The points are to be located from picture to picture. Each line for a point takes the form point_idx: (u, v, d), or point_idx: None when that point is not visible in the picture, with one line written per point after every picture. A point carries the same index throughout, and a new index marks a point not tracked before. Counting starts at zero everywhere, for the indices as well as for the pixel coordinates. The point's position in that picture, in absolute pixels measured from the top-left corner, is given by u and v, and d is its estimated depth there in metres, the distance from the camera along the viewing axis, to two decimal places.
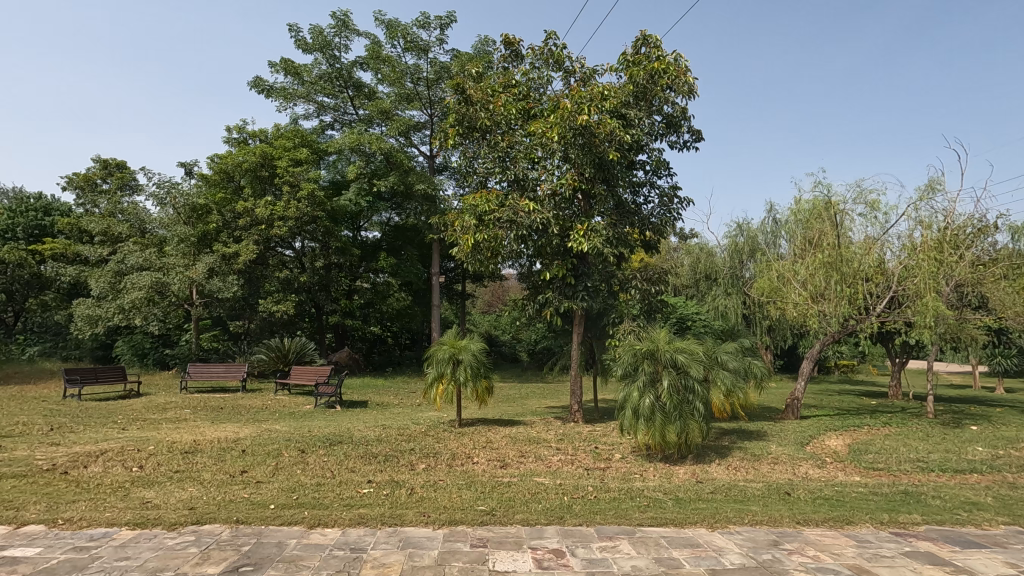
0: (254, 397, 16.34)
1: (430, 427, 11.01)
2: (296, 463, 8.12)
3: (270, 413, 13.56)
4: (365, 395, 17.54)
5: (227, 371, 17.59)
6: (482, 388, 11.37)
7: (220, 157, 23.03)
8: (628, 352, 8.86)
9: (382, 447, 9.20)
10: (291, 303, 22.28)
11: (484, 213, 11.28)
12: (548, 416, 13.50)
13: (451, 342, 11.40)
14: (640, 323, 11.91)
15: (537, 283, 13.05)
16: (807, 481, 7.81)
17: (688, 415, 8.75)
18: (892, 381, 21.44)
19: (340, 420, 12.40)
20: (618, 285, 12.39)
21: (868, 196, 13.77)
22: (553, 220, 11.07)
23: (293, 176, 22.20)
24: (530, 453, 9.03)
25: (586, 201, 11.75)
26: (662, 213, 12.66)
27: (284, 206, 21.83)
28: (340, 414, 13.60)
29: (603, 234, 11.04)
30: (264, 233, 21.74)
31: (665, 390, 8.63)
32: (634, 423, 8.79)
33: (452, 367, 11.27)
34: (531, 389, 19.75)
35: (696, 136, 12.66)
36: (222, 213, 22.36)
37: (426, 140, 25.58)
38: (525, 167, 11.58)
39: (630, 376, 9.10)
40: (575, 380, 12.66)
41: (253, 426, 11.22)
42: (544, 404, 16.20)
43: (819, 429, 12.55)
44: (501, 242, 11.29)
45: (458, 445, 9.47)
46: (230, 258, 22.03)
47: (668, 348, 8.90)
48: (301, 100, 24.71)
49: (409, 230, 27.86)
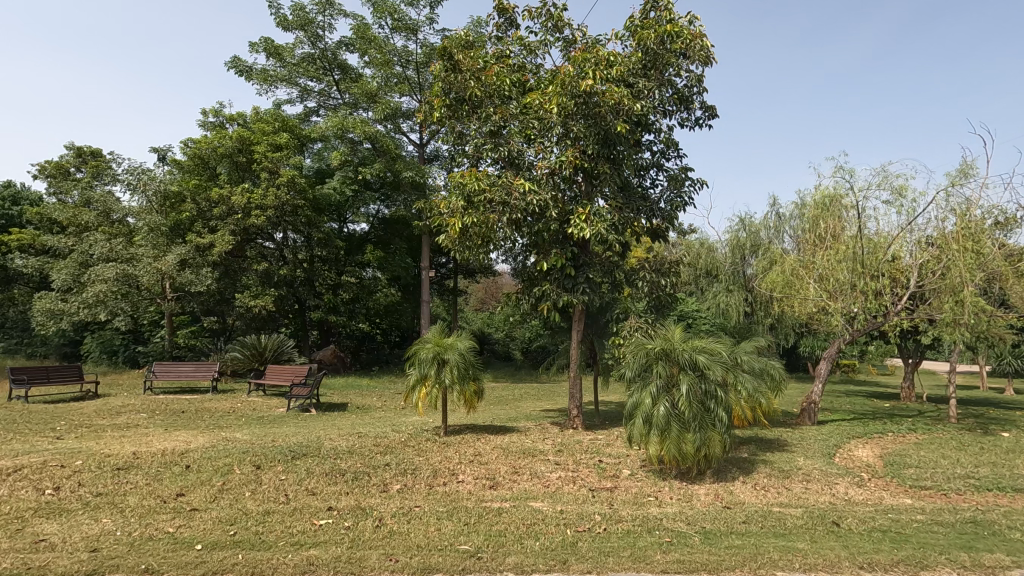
0: (224, 399, 14.98)
1: (411, 436, 9.73)
2: (246, 484, 6.81)
3: (237, 418, 12.24)
4: (345, 397, 16.24)
5: (196, 371, 16.24)
6: (471, 392, 10.12)
7: (194, 142, 21.57)
8: (639, 351, 7.66)
9: (352, 461, 7.92)
10: (270, 298, 20.90)
11: (474, 195, 9.99)
12: (544, 422, 12.25)
13: (436, 341, 10.13)
14: (648, 320, 10.67)
15: (532, 274, 11.80)
16: (854, 506, 6.59)
17: (709, 426, 7.52)
18: (904, 382, 20.39)
19: (312, 427, 11.10)
20: (623, 277, 11.15)
21: (895, 181, 12.60)
22: (551, 203, 9.82)
23: (273, 162, 20.79)
24: (524, 470, 7.78)
25: (589, 181, 10.48)
26: (672, 197, 11.46)
27: (263, 194, 20.44)
28: (314, 419, 12.27)
29: (607, 219, 9.83)
30: (241, 223, 20.35)
31: (682, 396, 7.40)
32: (646, 435, 7.56)
33: (438, 368, 10.00)
34: (525, 390, 18.51)
35: (709, 112, 11.51)
36: (197, 201, 20.96)
37: (415, 126, 24.19)
38: (520, 143, 10.30)
39: (641, 379, 7.87)
40: (574, 382, 11.41)
41: (210, 435, 9.88)
42: (539, 408, 14.95)
43: (842, 438, 11.38)
44: (493, 228, 10.00)
45: (441, 459, 8.19)
46: (206, 249, 20.71)
47: (685, 348, 7.66)
48: (281, 83, 23.33)
49: (398, 223, 26.43)
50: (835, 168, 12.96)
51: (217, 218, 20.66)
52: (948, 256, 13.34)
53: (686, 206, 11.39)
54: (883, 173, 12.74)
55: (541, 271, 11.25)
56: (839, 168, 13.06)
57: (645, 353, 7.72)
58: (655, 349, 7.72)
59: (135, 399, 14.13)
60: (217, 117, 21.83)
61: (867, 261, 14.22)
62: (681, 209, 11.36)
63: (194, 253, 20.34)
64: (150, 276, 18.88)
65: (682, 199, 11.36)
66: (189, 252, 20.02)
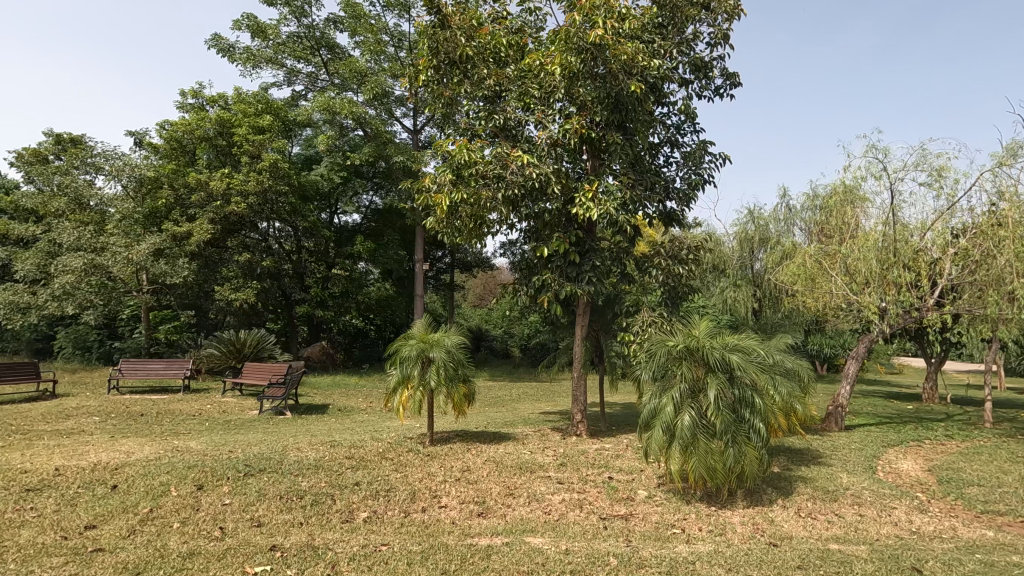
0: (194, 400, 13.69)
1: (391, 447, 8.46)
2: (179, 511, 5.55)
3: (201, 422, 10.95)
4: (328, 397, 14.96)
5: (166, 369, 14.97)
6: (460, 395, 8.84)
7: (171, 125, 20.22)
8: (658, 350, 6.37)
9: (316, 480, 6.65)
10: (252, 291, 19.61)
11: (464, 169, 8.73)
12: (544, 428, 10.99)
13: (421, 336, 8.83)
14: (662, 313, 9.40)
15: (531, 261, 10.51)
16: (928, 543, 5.33)
17: (744, 440, 6.21)
18: (927, 382, 19.11)
19: (283, 434, 9.82)
20: (634, 265, 9.87)
21: (936, 160, 11.32)
22: (553, 178, 8.57)
23: (254, 145, 19.48)
24: (521, 490, 6.52)
25: (596, 156, 9.19)
26: (688, 177, 10.13)
27: (243, 179, 19.15)
28: (287, 424, 10.99)
29: (617, 197, 8.58)
30: (221, 211, 19.05)
31: (711, 405, 6.12)
32: (667, 449, 6.29)
33: (423, 367, 8.73)
34: (524, 391, 17.25)
35: (731, 81, 10.24)
36: (174, 187, 19.61)
37: (408, 110, 22.87)
38: (518, 111, 9.04)
39: (662, 382, 6.59)
40: (577, 383, 10.16)
41: (162, 444, 8.60)
42: (538, 410, 13.68)
43: (880, 448, 10.11)
44: (486, 206, 8.74)
45: (423, 476, 6.93)
46: (183, 239, 19.36)
47: (716, 345, 6.34)
48: (266, 63, 22.03)
49: (391, 213, 25.09)
50: (867, 146, 11.70)
51: (195, 205, 19.35)
52: (990, 244, 12.10)
53: (706, 185, 10.05)
54: (921, 151, 11.48)
55: (541, 257, 10.00)
56: (870, 147, 11.81)
57: (665, 353, 6.41)
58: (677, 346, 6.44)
59: (94, 400, 12.84)
60: (197, 98, 20.47)
61: (900, 250, 12.94)
62: (700, 190, 10.01)
63: (170, 242, 19.04)
64: (120, 266, 17.55)
65: (702, 179, 10.02)
66: (164, 241, 18.70)
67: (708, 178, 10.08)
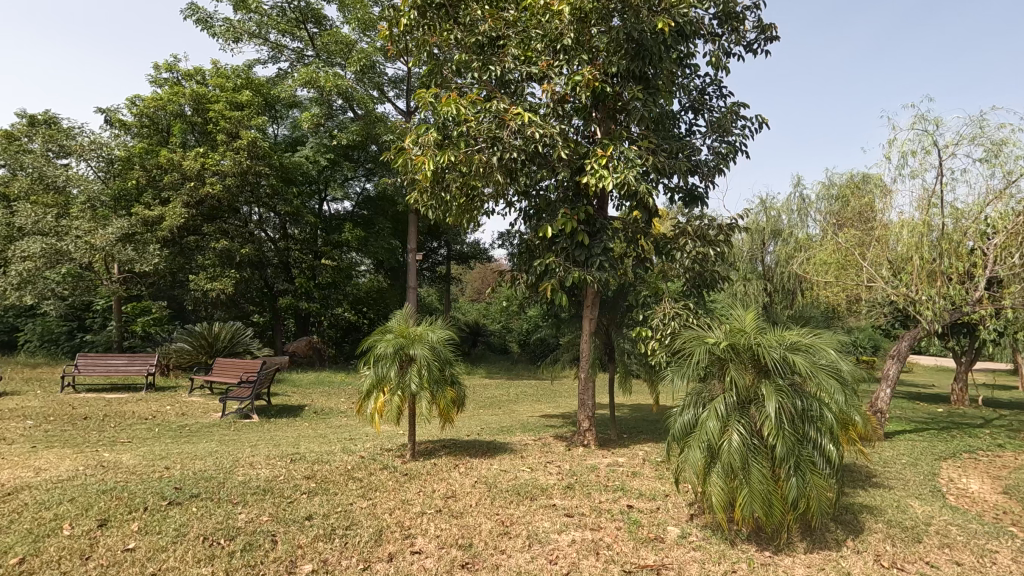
0: (155, 400, 12.27)
1: (362, 462, 7.05)
2: (58, 564, 4.13)
3: (152, 427, 9.49)
4: (307, 398, 13.54)
5: (128, 365, 13.54)
6: (448, 400, 7.38)
7: (143, 101, 18.64)
8: (697, 352, 4.99)
9: (259, 511, 5.24)
10: (230, 281, 18.14)
11: (452, 129, 7.27)
12: (546, 436, 9.57)
13: (400, 329, 7.39)
14: (688, 304, 7.96)
15: (532, 244, 9.05)
16: None
17: (810, 468, 4.76)
18: (957, 383, 17.70)
19: (241, 443, 8.38)
20: (654, 247, 8.41)
21: (998, 130, 9.89)
22: (561, 140, 7.14)
23: (232, 122, 18.03)
24: (518, 527, 5.10)
25: (609, 117, 7.75)
26: (717, 148, 8.56)
27: (219, 158, 17.70)
28: (250, 430, 9.53)
29: (637, 163, 7.15)
30: (195, 193, 17.58)
31: (768, 421, 4.68)
32: (708, 475, 4.90)
33: (403, 367, 7.29)
34: (522, 391, 15.84)
35: (766, 34, 8.78)
36: (146, 167, 18.09)
37: (400, 88, 21.42)
38: (519, 61, 7.55)
39: (704, 390, 5.19)
40: (585, 386, 8.75)
41: (88, 457, 7.16)
42: (537, 414, 12.24)
43: (935, 463, 8.70)
44: (479, 172, 7.30)
45: (395, 505, 5.51)
46: (154, 223, 17.89)
47: (773, 342, 4.91)
48: (249, 37, 20.50)
49: (383, 200, 23.66)
50: (915, 116, 10.30)
51: (168, 186, 17.88)
52: None
53: (737, 158, 8.52)
54: (978, 121, 10.06)
55: (544, 237, 8.57)
56: (916, 117, 10.42)
57: (706, 353, 5.01)
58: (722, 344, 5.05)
59: (40, 400, 11.39)
60: (172, 72, 18.90)
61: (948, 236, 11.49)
62: (730, 164, 8.46)
63: (141, 227, 17.56)
64: (82, 252, 16.03)
65: (736, 148, 8.43)
66: (134, 225, 17.20)
67: (740, 147, 8.49)
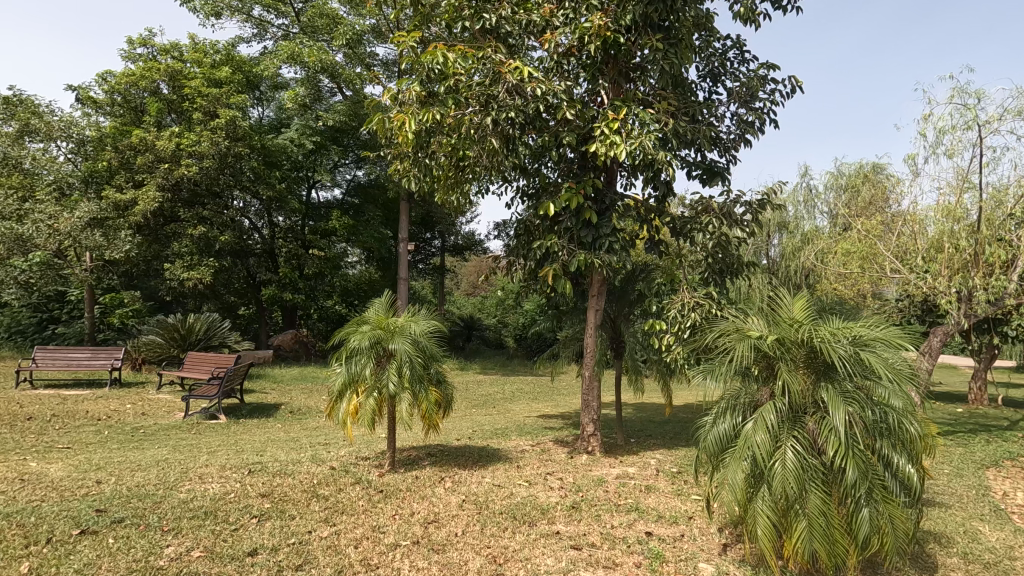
0: (118, 397, 11.21)
1: (333, 474, 6.04)
2: None
3: (103, 429, 8.43)
4: (286, 395, 12.51)
5: (92, 359, 12.48)
6: (433, 402, 6.35)
7: (115, 77, 17.40)
8: (739, 348, 4.01)
9: (192, 543, 4.22)
10: (208, 270, 17.04)
11: (439, 86, 6.23)
12: (545, 441, 8.59)
13: (378, 320, 6.37)
14: (709, 293, 6.96)
15: (530, 225, 8.02)
16: None
17: (885, 496, 3.73)
18: (976, 382, 16.81)
19: (199, 450, 7.34)
20: (670, 229, 7.39)
21: None
22: (565, 99, 6.10)
23: (210, 100, 16.93)
24: (514, 565, 4.12)
25: (621, 77, 6.72)
26: (742, 116, 7.45)
27: (196, 138, 16.64)
28: (215, 433, 8.51)
29: (653, 127, 6.12)
30: (170, 175, 16.44)
31: (831, 434, 3.69)
32: (751, 501, 3.91)
33: (381, 364, 6.28)
34: (518, 389, 14.85)
35: None
36: (119, 148, 16.92)
37: (390, 67, 20.40)
38: (517, 10, 6.49)
39: (744, 394, 4.23)
40: (590, 386, 7.78)
41: (13, 466, 6.11)
42: (534, 415, 11.24)
43: (982, 473, 7.75)
44: (470, 137, 6.27)
45: (364, 534, 4.52)
46: (127, 208, 16.77)
47: (837, 337, 3.91)
48: (230, 13, 19.34)
49: (373, 187, 22.59)
50: (954, 88, 9.31)
51: (141, 169, 16.73)
52: None
53: (765, 128, 7.40)
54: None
55: (545, 217, 7.56)
56: (955, 90, 9.41)
57: (749, 348, 4.03)
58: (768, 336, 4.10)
59: None
60: (147, 47, 17.70)
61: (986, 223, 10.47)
62: (757, 134, 7.34)
63: (112, 212, 16.43)
64: (46, 238, 14.66)
65: (763, 116, 7.30)
66: (104, 209, 16.07)
67: (769, 115, 7.37)
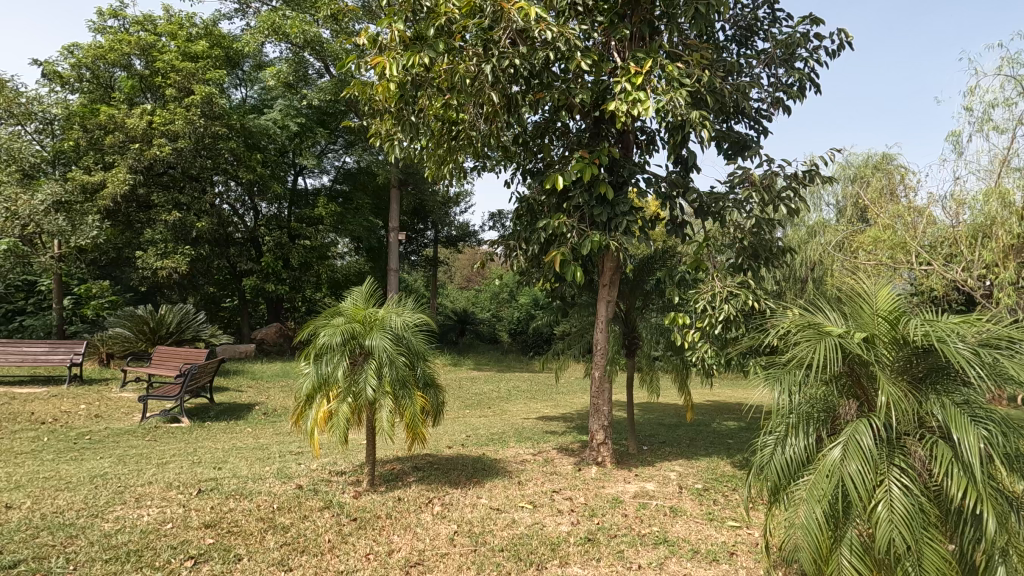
0: (76, 396, 10.13)
1: (298, 496, 5.03)
2: None
3: (45, 435, 7.36)
4: (263, 394, 11.47)
5: (49, 354, 11.34)
6: (418, 409, 5.35)
7: (82, 50, 16.18)
8: (820, 350, 3.08)
9: None
10: (184, 259, 15.90)
11: (428, 28, 5.19)
12: (548, 449, 7.61)
13: (355, 311, 5.38)
14: (744, 281, 5.97)
15: (534, 204, 7.00)
16: None
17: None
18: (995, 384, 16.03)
19: (150, 462, 6.30)
20: (698, 208, 6.37)
21: None
22: (579, 45, 5.09)
23: (185, 76, 15.78)
24: None
25: (644, 27, 5.70)
26: (779, 77, 6.41)
27: (170, 116, 15.52)
28: (173, 440, 7.46)
29: (686, 81, 5.12)
30: (142, 156, 15.30)
31: (951, 468, 2.74)
32: (838, 553, 2.96)
33: (357, 363, 5.29)
34: (515, 388, 13.88)
35: None
36: (86, 127, 15.71)
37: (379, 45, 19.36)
38: None
39: (816, 410, 3.29)
40: (601, 388, 6.80)
41: None
42: (534, 418, 10.28)
43: None
44: (464, 91, 5.24)
45: None
46: (95, 191, 15.59)
47: (955, 337, 2.95)
48: None
49: (362, 173, 21.51)
50: (1005, 57, 8.34)
51: (111, 149, 15.56)
52: None
53: (806, 92, 6.36)
54: None
55: (551, 193, 6.56)
56: (1005, 60, 8.46)
57: (831, 349, 3.10)
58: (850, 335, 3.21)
59: None
60: (117, 19, 16.47)
61: None
62: (797, 97, 6.32)
63: (79, 195, 15.25)
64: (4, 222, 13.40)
65: (804, 77, 6.26)
66: (70, 192, 14.91)
67: (811, 76, 6.34)
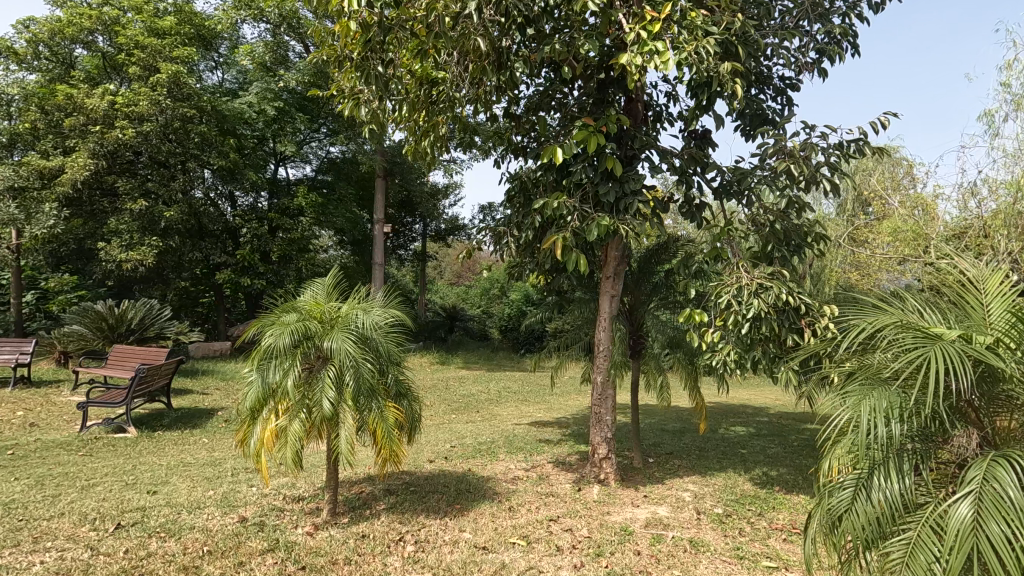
0: (16, 401, 9.07)
1: (238, 533, 4.10)
2: None
3: None
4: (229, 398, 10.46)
5: None
6: (390, 423, 4.43)
7: (38, 24, 14.97)
8: (935, 359, 2.24)
9: None
10: (151, 250, 14.79)
11: None
12: (543, 464, 6.70)
13: (312, 307, 4.45)
14: (772, 272, 5.12)
15: (528, 183, 6.09)
16: None
17: None
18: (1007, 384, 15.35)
19: (75, 484, 5.32)
20: (717, 188, 5.51)
21: None
22: None
23: (151, 54, 14.66)
24: None
25: None
26: (812, 36, 5.54)
27: (135, 97, 14.40)
28: (113, 455, 6.46)
29: (713, 26, 4.24)
30: (104, 140, 14.18)
31: None
32: None
33: (315, 371, 4.38)
34: (506, 389, 12.98)
35: None
36: (42, 107, 14.52)
37: None
38: None
39: (912, 440, 2.45)
40: (604, 395, 5.91)
41: None
42: (526, 423, 9.37)
43: None
44: (444, 37, 4.30)
45: None
46: (53, 177, 14.43)
47: None
48: None
49: (345, 163, 20.48)
50: None
51: (72, 132, 14.41)
52: None
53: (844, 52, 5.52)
54: None
55: (549, 169, 5.66)
56: None
57: (951, 357, 2.26)
58: (964, 341, 2.40)
59: None
60: None
61: None
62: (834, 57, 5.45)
63: (35, 181, 14.01)
64: None
65: (843, 34, 5.46)
66: (24, 177, 13.73)
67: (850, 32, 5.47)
